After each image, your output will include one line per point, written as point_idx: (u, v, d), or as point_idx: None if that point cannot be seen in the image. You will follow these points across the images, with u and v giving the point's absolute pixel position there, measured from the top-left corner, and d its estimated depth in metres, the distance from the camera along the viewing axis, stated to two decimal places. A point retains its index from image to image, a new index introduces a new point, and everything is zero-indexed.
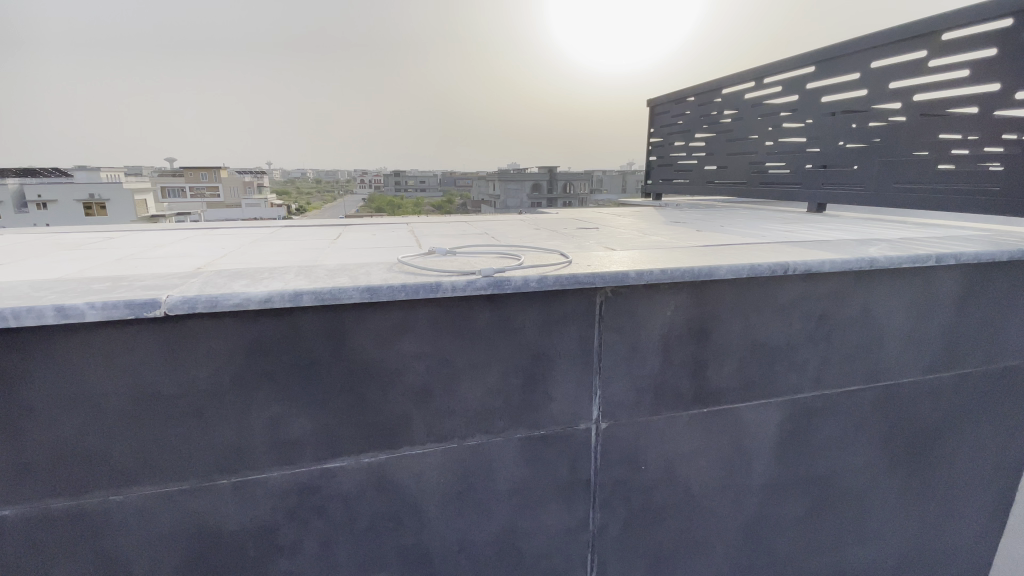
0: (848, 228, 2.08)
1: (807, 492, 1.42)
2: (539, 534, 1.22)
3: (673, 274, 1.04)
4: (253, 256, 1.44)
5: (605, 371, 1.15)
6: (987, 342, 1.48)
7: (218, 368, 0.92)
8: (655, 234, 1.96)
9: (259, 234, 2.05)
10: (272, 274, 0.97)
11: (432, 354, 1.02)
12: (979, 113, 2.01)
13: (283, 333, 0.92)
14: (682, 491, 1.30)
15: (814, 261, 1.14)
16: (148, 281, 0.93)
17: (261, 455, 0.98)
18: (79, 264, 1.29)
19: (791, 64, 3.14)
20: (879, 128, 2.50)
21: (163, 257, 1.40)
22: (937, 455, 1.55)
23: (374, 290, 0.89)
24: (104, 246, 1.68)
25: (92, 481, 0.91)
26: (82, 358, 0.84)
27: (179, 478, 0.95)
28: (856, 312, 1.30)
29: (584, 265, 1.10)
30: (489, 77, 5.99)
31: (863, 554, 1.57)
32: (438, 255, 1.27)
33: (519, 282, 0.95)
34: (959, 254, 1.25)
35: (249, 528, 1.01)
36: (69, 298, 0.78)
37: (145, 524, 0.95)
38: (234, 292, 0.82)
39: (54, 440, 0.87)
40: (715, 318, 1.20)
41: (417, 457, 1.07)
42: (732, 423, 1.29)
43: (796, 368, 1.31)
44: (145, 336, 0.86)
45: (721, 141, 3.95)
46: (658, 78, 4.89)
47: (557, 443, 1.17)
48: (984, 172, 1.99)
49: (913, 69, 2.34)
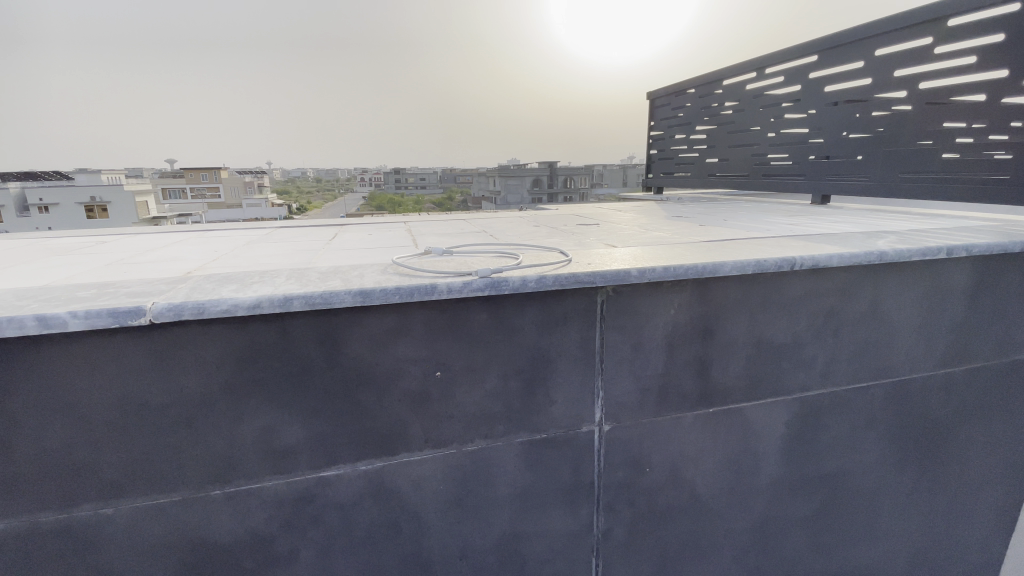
0: (853, 220, 2.04)
1: (815, 492, 1.39)
2: (543, 538, 1.19)
3: (676, 272, 1.01)
4: (246, 259, 1.42)
5: (608, 372, 1.12)
6: (998, 335, 1.44)
7: (208, 376, 0.89)
8: (657, 229, 1.93)
9: (254, 235, 2.03)
10: (263, 277, 0.94)
11: (428, 359, 0.99)
12: (987, 101, 1.97)
13: (274, 339, 0.89)
14: (688, 494, 1.27)
15: (821, 255, 1.10)
16: (134, 287, 0.90)
17: (254, 464, 0.95)
18: (69, 269, 1.27)
19: (792, 54, 3.09)
20: (883, 118, 2.46)
21: (154, 261, 1.38)
22: (947, 451, 1.51)
23: (367, 293, 0.85)
24: (98, 250, 1.65)
25: (81, 494, 0.88)
26: (65, 369, 0.81)
27: (170, 489, 0.92)
28: (864, 306, 1.27)
29: (584, 263, 1.07)
30: (487, 75, 5.95)
31: (874, 554, 1.54)
32: (434, 254, 1.24)
33: (517, 282, 0.92)
34: (970, 246, 1.21)
35: (245, 538, 0.99)
36: (51, 307, 0.75)
37: (137, 536, 0.93)
38: (221, 298, 0.79)
39: (40, 452, 0.84)
40: (720, 316, 1.16)
41: (415, 463, 1.04)
42: (739, 423, 1.26)
43: (804, 365, 1.27)
44: (133, 344, 0.83)
45: (722, 133, 3.91)
46: (659, 70, 4.83)
47: (559, 446, 1.14)
48: (994, 161, 1.96)
49: (918, 56, 2.29)
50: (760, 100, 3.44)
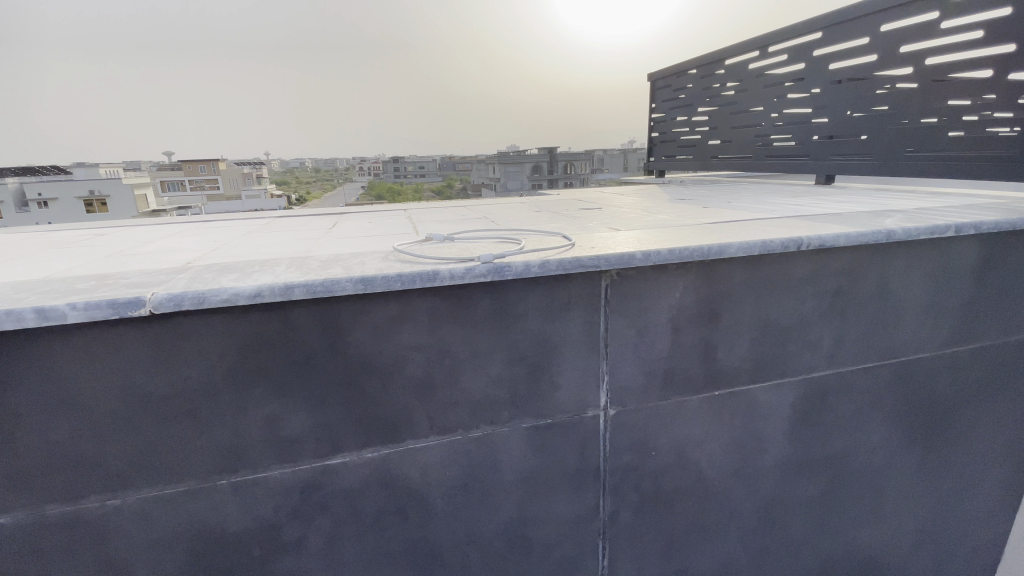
0: (858, 199, 2.02)
1: (821, 472, 1.39)
2: (550, 522, 1.19)
3: (681, 255, 1.00)
4: (246, 249, 1.41)
5: (613, 356, 1.11)
6: (1004, 314, 1.43)
7: (211, 367, 0.88)
8: (660, 213, 1.92)
9: (253, 225, 2.01)
10: (263, 266, 0.93)
11: (432, 346, 0.99)
12: (992, 77, 1.94)
13: (276, 329, 0.89)
14: (693, 475, 1.27)
15: (828, 235, 1.09)
16: (133, 278, 0.89)
17: (260, 454, 0.95)
18: (65, 262, 1.25)
19: (795, 32, 3.03)
20: (888, 96, 2.42)
21: (152, 252, 1.37)
22: (954, 430, 1.51)
23: (368, 281, 0.84)
24: (96, 243, 1.63)
25: (87, 487, 0.88)
26: (66, 361, 0.80)
27: (176, 480, 0.92)
28: (871, 285, 1.26)
29: (588, 247, 1.06)
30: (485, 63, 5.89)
31: (879, 534, 1.54)
32: (436, 241, 1.22)
33: (520, 267, 0.91)
34: (979, 224, 1.20)
35: (251, 528, 0.99)
36: (49, 299, 0.74)
37: (145, 527, 0.93)
38: (221, 287, 0.78)
39: (46, 445, 0.84)
40: (725, 298, 1.15)
41: (420, 450, 1.04)
42: (744, 404, 1.25)
43: (811, 347, 1.26)
44: (133, 335, 0.82)
45: (723, 115, 3.88)
46: (663, 50, 4.72)
47: (564, 431, 1.13)
48: (998, 137, 1.94)
49: (924, 31, 2.24)
50: (763, 80, 3.39)
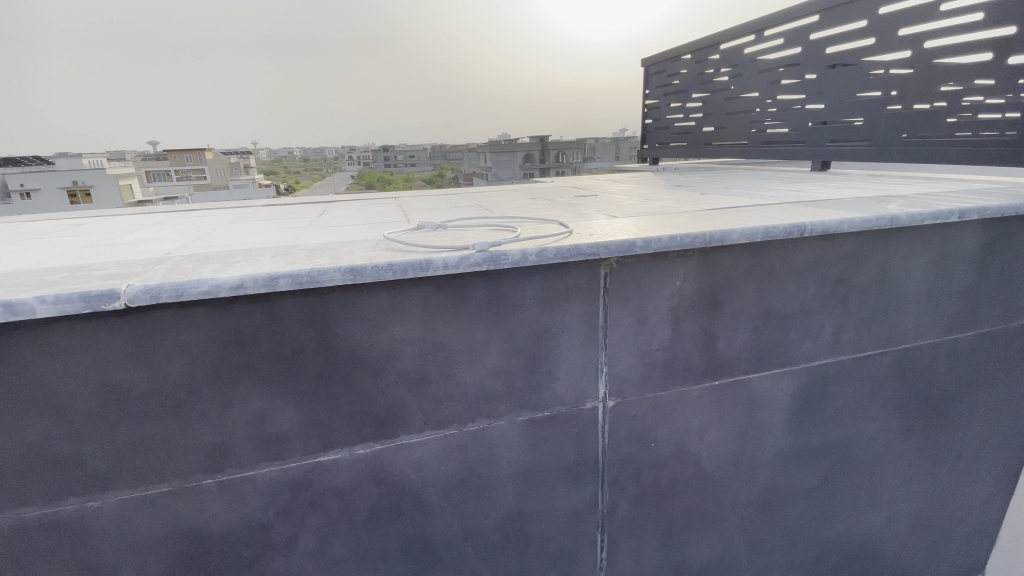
0: (857, 185, 1.99)
1: (820, 460, 1.38)
2: (548, 515, 1.17)
3: (682, 241, 0.96)
4: (230, 237, 1.36)
5: (612, 347, 1.08)
6: (1003, 300, 1.41)
7: (192, 362, 0.84)
8: (657, 199, 1.89)
9: (238, 214, 1.95)
10: (246, 256, 0.88)
11: (425, 338, 0.95)
12: (993, 59, 1.91)
13: (261, 321, 0.84)
14: (693, 466, 1.25)
15: (831, 221, 1.05)
16: (108, 270, 0.84)
17: (246, 452, 0.91)
18: (38, 253, 1.19)
19: (793, 15, 2.97)
20: (886, 80, 2.39)
21: (130, 242, 1.31)
22: (953, 415, 1.50)
23: (357, 270, 0.79)
24: (71, 233, 1.56)
25: (65, 489, 0.83)
26: (38, 358, 0.75)
27: (158, 480, 0.88)
28: (872, 273, 1.23)
29: (586, 234, 1.02)
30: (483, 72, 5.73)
31: (876, 520, 1.53)
32: (428, 229, 1.18)
33: (516, 256, 0.86)
34: (984, 209, 1.17)
35: (239, 528, 0.95)
36: (17, 292, 0.69)
37: (127, 529, 0.89)
38: (201, 278, 0.73)
39: (18, 446, 0.79)
40: (727, 286, 1.12)
41: (415, 445, 1.01)
42: (744, 394, 1.23)
43: (811, 336, 1.24)
44: (109, 329, 0.78)
45: (717, 100, 3.85)
46: (658, 36, 4.60)
47: (563, 423, 1.10)
48: (995, 121, 1.92)
49: (924, 14, 2.20)
50: (757, 64, 3.34)
